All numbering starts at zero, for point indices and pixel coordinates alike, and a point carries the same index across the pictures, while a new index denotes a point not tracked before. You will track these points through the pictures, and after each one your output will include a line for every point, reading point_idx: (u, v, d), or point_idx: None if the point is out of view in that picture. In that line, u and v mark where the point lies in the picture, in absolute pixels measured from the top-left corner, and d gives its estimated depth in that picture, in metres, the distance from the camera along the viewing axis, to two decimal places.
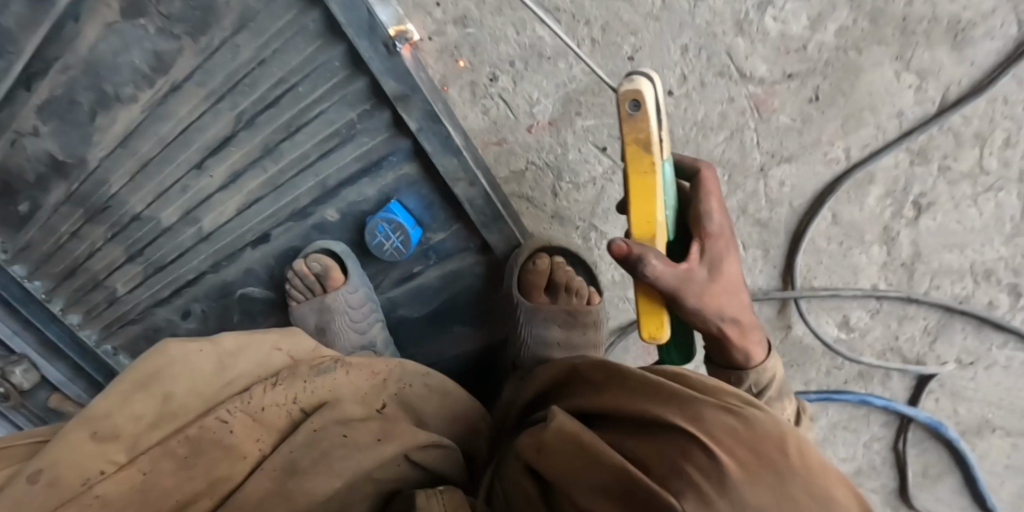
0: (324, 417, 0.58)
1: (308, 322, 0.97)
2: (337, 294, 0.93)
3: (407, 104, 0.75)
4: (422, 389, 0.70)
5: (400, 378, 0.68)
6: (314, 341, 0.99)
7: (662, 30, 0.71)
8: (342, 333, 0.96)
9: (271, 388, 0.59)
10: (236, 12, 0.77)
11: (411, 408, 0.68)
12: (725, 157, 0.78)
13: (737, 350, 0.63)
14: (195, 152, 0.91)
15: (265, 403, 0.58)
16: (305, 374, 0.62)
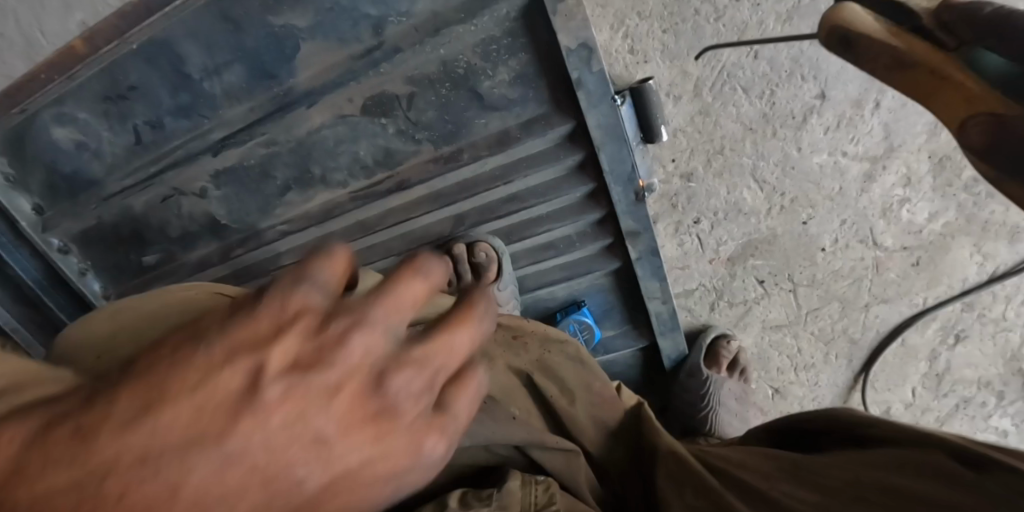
0: (478, 400, 0.58)
1: None
2: (488, 289, 0.94)
3: (636, 239, 0.90)
4: (553, 350, 0.71)
5: (540, 344, 0.71)
6: None
7: (833, 206, 0.94)
8: None
9: (449, 352, 0.60)
10: (496, 137, 0.87)
11: (552, 370, 0.68)
12: (844, 294, 1.03)
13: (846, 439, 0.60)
14: (396, 240, 0.97)
15: (446, 360, 0.59)
16: (460, 342, 0.65)
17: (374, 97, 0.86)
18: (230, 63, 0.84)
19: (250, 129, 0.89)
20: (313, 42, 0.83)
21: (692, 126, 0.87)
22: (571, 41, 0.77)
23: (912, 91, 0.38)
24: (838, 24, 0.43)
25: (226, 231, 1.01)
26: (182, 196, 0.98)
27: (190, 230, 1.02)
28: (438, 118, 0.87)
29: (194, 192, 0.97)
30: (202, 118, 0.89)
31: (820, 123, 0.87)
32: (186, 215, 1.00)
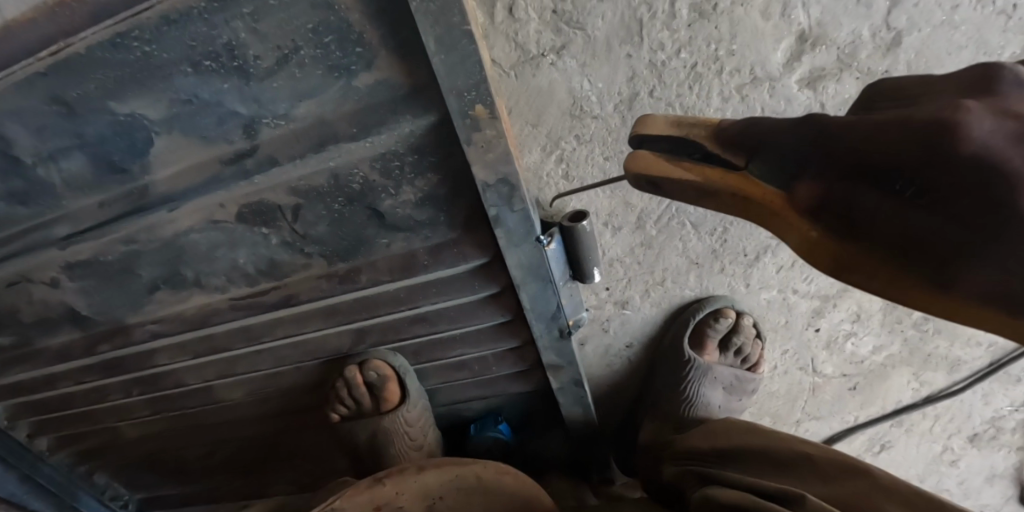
0: None
1: (357, 439, 0.87)
2: (394, 412, 0.84)
3: (559, 369, 0.82)
4: (454, 490, 0.67)
5: (419, 493, 0.67)
6: (366, 459, 0.89)
7: (778, 336, 0.87)
8: (399, 450, 0.87)
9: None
10: (399, 259, 0.74)
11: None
12: (777, 409, 0.99)
13: (718, 428, 0.76)
14: (289, 352, 0.83)
15: None
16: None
17: (252, 206, 0.70)
18: (69, 150, 0.64)
19: (101, 226, 0.72)
20: (171, 136, 0.64)
21: (632, 257, 0.77)
22: (488, 176, 0.64)
23: (749, 219, 0.37)
24: (643, 154, 0.42)
25: (90, 322, 0.84)
26: (34, 284, 0.78)
27: (44, 320, 0.83)
28: (331, 232, 0.72)
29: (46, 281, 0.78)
30: (41, 210, 0.70)
31: (773, 262, 0.77)
32: (41, 303, 0.81)
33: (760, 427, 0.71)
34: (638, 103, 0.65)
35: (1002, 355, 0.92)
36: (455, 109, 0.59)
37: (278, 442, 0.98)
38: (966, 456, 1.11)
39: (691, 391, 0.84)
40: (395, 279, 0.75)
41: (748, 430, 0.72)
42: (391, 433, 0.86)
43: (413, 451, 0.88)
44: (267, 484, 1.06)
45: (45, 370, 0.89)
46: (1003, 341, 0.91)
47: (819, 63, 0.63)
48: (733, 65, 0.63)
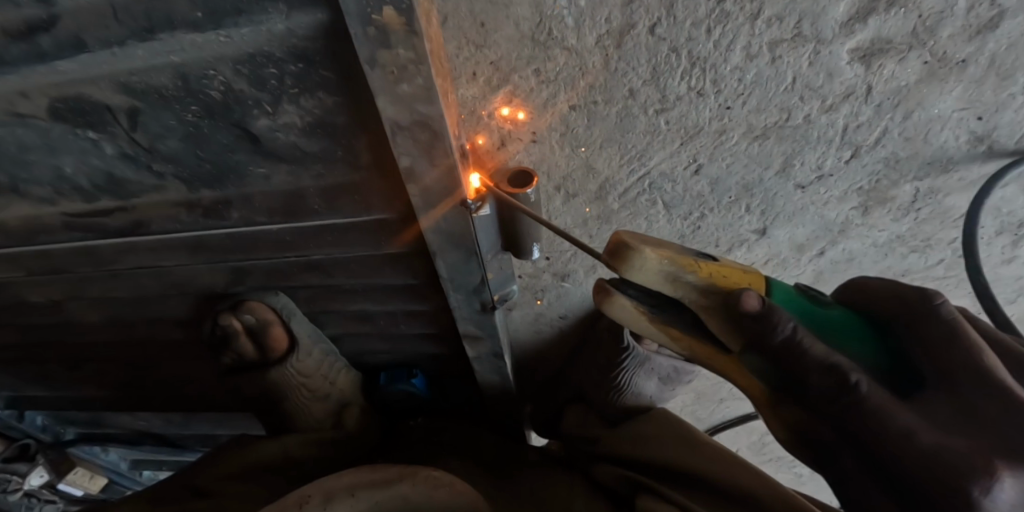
0: None
1: (245, 390, 0.71)
2: (283, 363, 0.69)
3: (476, 343, 0.69)
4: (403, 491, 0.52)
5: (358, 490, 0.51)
6: (260, 412, 0.73)
7: None
8: (301, 406, 0.71)
9: None
10: (281, 199, 0.56)
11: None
12: (704, 388, 0.94)
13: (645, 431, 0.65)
14: (150, 280, 0.67)
15: None
16: None
17: (67, 100, 0.49)
18: None
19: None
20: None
21: (581, 230, 0.61)
22: (401, 115, 0.44)
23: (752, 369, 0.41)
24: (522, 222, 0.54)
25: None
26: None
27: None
28: (187, 151, 0.53)
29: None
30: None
31: (745, 257, 0.67)
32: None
33: (693, 434, 0.62)
34: (633, 39, 0.45)
35: None
36: (351, 9, 0.36)
37: (153, 370, 0.84)
38: None
39: (623, 380, 0.72)
40: (275, 223, 0.58)
41: (681, 436, 0.62)
42: (283, 388, 0.70)
43: (317, 405, 0.72)
44: (146, 400, 0.94)
45: None
46: None
47: (886, 32, 0.45)
48: (775, 12, 0.43)
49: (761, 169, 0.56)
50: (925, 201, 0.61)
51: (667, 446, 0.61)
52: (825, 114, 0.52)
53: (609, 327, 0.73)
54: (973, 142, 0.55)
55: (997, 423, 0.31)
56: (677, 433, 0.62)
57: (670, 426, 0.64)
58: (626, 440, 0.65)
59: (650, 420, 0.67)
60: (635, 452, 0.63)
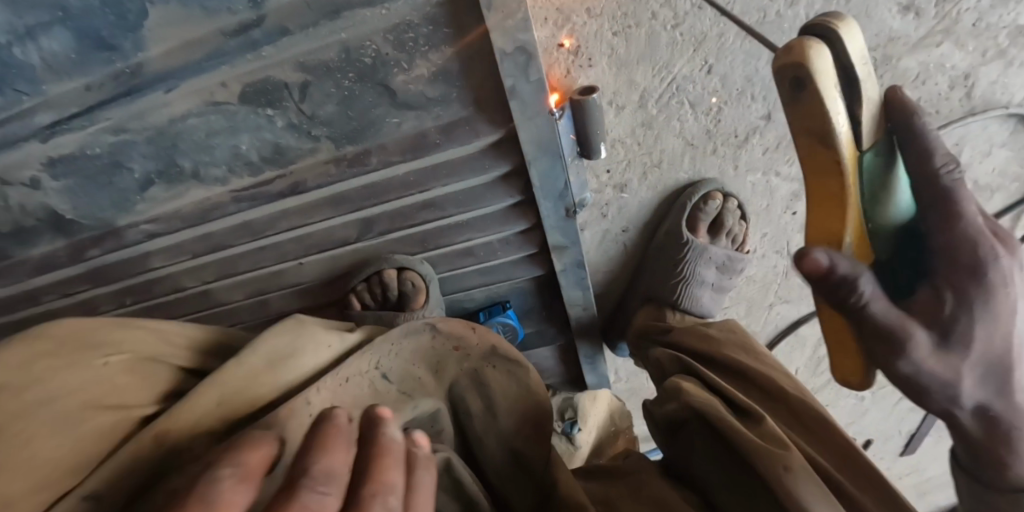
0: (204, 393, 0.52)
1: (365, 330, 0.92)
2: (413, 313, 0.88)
3: (562, 252, 0.85)
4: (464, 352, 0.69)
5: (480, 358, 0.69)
6: None
7: (761, 219, 0.93)
8: None
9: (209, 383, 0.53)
10: (409, 141, 0.74)
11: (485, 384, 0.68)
12: (753, 295, 1.07)
13: (713, 339, 0.78)
14: (294, 244, 0.83)
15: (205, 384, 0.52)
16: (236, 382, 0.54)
17: (256, 84, 0.68)
18: (50, 25, 0.61)
19: (89, 113, 0.68)
20: (165, 7, 0.61)
21: (632, 138, 0.79)
22: (506, 44, 0.64)
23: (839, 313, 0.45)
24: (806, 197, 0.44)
25: (75, 228, 0.79)
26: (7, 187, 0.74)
27: (26, 225, 0.78)
28: (339, 113, 0.71)
29: (24, 183, 0.73)
30: (20, 94, 0.66)
31: (759, 144, 0.82)
32: (20, 208, 0.76)
33: (754, 349, 0.73)
34: None
35: None
36: None
37: None
38: None
39: (687, 271, 0.89)
40: (402, 163, 0.75)
41: (742, 348, 0.74)
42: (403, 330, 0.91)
43: None
44: None
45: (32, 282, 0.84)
46: None
47: None
48: None
49: (755, 61, 0.74)
50: (885, 68, 0.78)
51: (729, 350, 0.74)
52: (790, 9, 0.72)
53: (665, 232, 0.89)
54: (904, 12, 0.73)
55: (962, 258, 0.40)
56: (733, 334, 0.78)
57: (733, 340, 0.76)
58: (694, 338, 0.80)
59: (721, 333, 0.79)
60: (694, 343, 0.79)
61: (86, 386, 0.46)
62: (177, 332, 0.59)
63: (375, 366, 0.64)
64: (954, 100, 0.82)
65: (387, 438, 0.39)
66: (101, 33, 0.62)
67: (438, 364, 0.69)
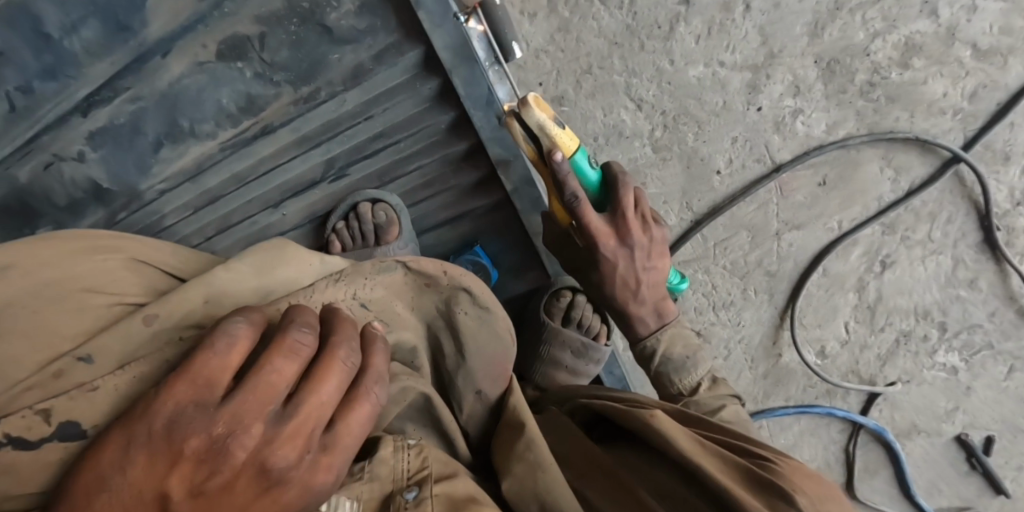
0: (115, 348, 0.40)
1: None
2: (387, 248, 0.93)
3: (507, 169, 0.87)
4: (442, 300, 0.55)
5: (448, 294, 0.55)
6: None
7: (723, 121, 0.88)
8: None
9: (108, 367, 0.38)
10: (351, 72, 0.83)
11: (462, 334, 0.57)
12: (752, 222, 0.97)
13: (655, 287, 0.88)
14: (272, 191, 0.95)
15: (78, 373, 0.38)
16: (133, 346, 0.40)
17: (226, 41, 0.80)
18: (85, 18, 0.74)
19: (112, 84, 0.80)
20: None
21: (554, 45, 0.83)
22: None
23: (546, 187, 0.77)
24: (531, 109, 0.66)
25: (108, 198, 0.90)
26: (64, 162, 0.84)
27: (76, 199, 0.88)
28: (293, 57, 0.82)
29: (72, 156, 0.84)
30: (68, 80, 0.78)
31: (688, 32, 0.82)
32: (72, 183, 0.86)
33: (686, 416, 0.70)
34: None
35: (974, 124, 0.89)
36: None
37: None
38: (983, 274, 1.02)
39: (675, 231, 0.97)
40: (349, 95, 0.84)
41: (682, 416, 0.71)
42: None
43: None
44: None
45: None
46: (971, 107, 0.87)
47: None
48: None
49: None
50: None
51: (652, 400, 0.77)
52: None
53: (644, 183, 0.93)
54: None
55: (617, 282, 0.86)
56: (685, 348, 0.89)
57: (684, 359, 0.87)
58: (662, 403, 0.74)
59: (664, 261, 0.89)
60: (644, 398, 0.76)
61: (68, 316, 0.41)
62: (174, 257, 0.54)
63: (353, 295, 0.51)
64: None
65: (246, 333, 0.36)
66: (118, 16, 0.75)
67: (416, 299, 0.56)
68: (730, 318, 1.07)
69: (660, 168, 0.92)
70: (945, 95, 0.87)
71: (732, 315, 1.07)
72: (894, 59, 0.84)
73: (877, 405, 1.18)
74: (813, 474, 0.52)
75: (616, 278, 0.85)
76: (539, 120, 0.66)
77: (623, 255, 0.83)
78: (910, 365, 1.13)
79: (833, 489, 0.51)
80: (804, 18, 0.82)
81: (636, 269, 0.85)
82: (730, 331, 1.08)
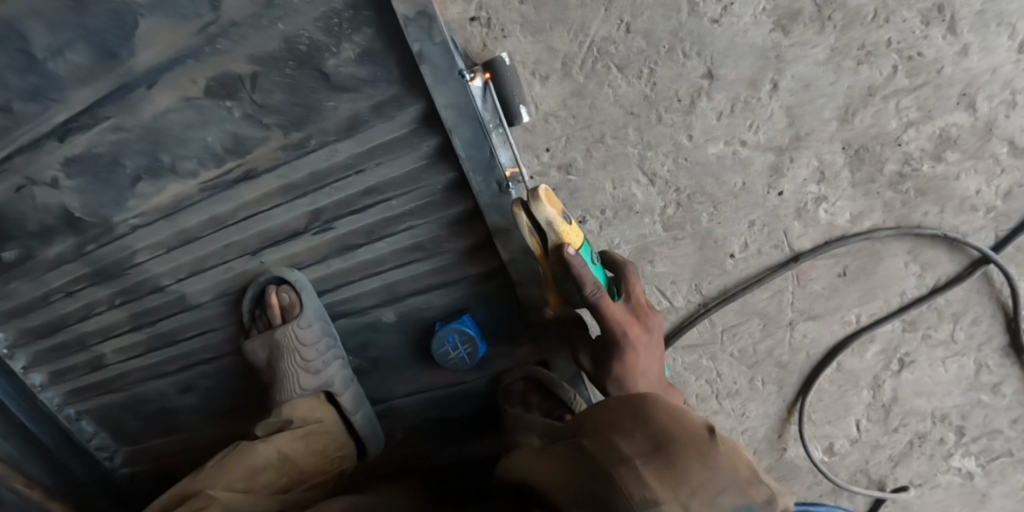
0: None
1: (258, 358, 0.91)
2: (288, 327, 0.87)
3: (506, 238, 0.79)
4: None
5: None
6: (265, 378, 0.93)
7: (740, 203, 0.82)
8: (291, 372, 0.90)
9: None
10: (346, 121, 0.76)
11: None
12: (765, 309, 0.90)
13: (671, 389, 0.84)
14: (252, 238, 0.86)
15: None
16: None
17: (217, 78, 0.74)
18: (73, 42, 0.70)
19: (92, 111, 0.77)
20: (152, 18, 0.69)
21: (565, 111, 0.77)
22: (409, 9, 0.66)
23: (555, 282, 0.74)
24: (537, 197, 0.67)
25: (84, 226, 0.89)
26: (38, 187, 0.85)
27: (48, 224, 0.88)
28: (286, 101, 0.76)
29: (46, 181, 0.84)
30: (51, 103, 0.76)
31: (710, 107, 0.77)
32: (44, 207, 0.87)
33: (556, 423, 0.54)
34: None
35: (1007, 225, 0.83)
36: None
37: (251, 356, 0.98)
38: (1008, 379, 0.95)
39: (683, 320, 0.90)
40: (342, 146, 0.78)
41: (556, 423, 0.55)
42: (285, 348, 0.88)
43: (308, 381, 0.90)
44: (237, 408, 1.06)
45: (48, 279, 0.93)
46: (1004, 206, 0.82)
47: None
48: None
49: (676, 14, 0.72)
50: (831, 7, 0.71)
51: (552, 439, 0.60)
52: None
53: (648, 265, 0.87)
54: None
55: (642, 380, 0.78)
56: None
57: None
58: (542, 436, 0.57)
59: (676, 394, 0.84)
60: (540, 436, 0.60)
61: None
62: None
63: None
64: (938, 37, 0.73)
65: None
66: (106, 43, 0.71)
67: None
68: (734, 407, 0.99)
69: (671, 246, 0.85)
70: (978, 192, 0.81)
71: (737, 405, 0.99)
72: (927, 149, 0.79)
73: (884, 508, 1.10)
74: (635, 426, 0.43)
75: (635, 376, 0.77)
76: (550, 214, 0.67)
77: (643, 343, 0.77)
78: (924, 469, 1.05)
79: (654, 437, 0.42)
80: (834, 102, 0.76)
81: (654, 359, 0.79)
82: (733, 420, 1.00)
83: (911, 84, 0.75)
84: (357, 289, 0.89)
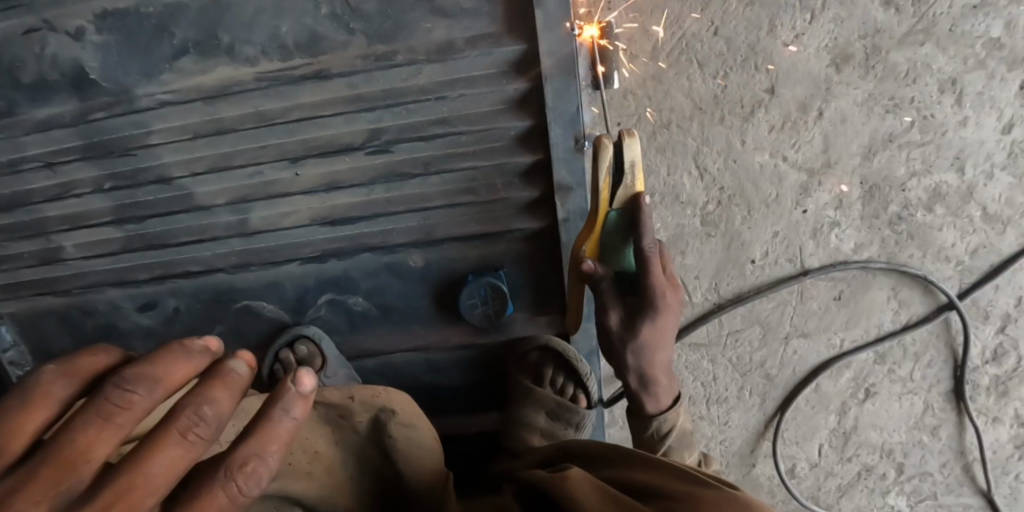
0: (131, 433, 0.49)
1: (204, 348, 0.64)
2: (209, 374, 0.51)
3: (567, 195, 0.81)
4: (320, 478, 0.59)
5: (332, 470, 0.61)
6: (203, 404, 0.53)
7: (768, 215, 0.91)
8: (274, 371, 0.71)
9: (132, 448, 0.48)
10: (436, 45, 0.73)
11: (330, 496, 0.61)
12: (766, 319, 0.98)
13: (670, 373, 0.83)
14: (295, 143, 0.80)
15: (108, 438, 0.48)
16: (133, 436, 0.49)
17: None
18: None
19: None
20: None
21: (644, 91, 0.83)
22: None
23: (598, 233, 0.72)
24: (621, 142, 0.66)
25: (92, 92, 0.77)
26: (53, 34, 0.73)
27: (47, 80, 0.76)
28: (379, 10, 0.71)
29: (68, 31, 0.73)
30: None
31: (765, 119, 0.85)
32: (51, 60, 0.75)
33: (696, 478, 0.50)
34: None
35: (969, 278, 0.97)
36: None
37: (243, 280, 0.92)
38: (945, 423, 1.06)
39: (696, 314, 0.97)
40: (427, 70, 0.74)
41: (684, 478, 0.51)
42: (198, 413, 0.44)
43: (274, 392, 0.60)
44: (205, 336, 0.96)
45: (25, 143, 0.80)
46: (970, 261, 0.96)
47: None
48: None
49: (758, 30, 0.81)
50: (876, 59, 0.83)
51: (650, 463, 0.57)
52: None
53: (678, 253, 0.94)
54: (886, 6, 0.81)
55: (659, 350, 0.78)
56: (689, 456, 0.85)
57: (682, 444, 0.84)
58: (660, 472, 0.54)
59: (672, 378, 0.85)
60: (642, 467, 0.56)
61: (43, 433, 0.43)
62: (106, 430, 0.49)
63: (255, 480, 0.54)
64: (947, 105, 0.87)
65: (54, 383, 0.31)
66: None
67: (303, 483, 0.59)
68: (719, 413, 1.04)
69: (702, 241, 0.92)
70: (953, 246, 0.95)
71: (722, 411, 1.04)
72: (922, 199, 0.92)
73: None
74: None
75: (656, 342, 0.77)
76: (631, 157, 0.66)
77: (674, 313, 0.75)
78: (866, 502, 1.13)
79: None
80: (861, 139, 0.88)
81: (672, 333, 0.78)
82: (715, 425, 1.05)
83: (922, 140, 0.88)
84: (399, 223, 0.85)
